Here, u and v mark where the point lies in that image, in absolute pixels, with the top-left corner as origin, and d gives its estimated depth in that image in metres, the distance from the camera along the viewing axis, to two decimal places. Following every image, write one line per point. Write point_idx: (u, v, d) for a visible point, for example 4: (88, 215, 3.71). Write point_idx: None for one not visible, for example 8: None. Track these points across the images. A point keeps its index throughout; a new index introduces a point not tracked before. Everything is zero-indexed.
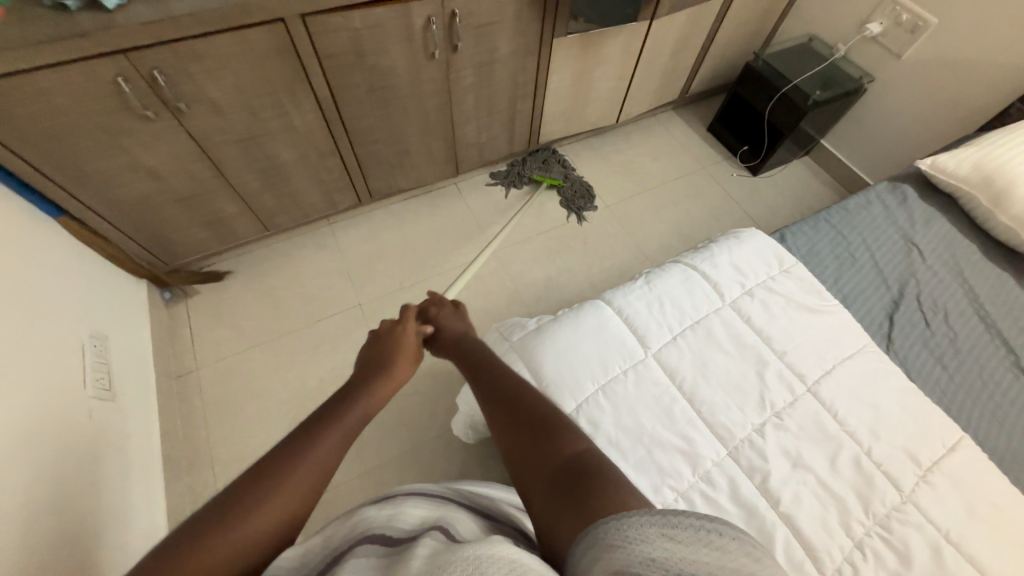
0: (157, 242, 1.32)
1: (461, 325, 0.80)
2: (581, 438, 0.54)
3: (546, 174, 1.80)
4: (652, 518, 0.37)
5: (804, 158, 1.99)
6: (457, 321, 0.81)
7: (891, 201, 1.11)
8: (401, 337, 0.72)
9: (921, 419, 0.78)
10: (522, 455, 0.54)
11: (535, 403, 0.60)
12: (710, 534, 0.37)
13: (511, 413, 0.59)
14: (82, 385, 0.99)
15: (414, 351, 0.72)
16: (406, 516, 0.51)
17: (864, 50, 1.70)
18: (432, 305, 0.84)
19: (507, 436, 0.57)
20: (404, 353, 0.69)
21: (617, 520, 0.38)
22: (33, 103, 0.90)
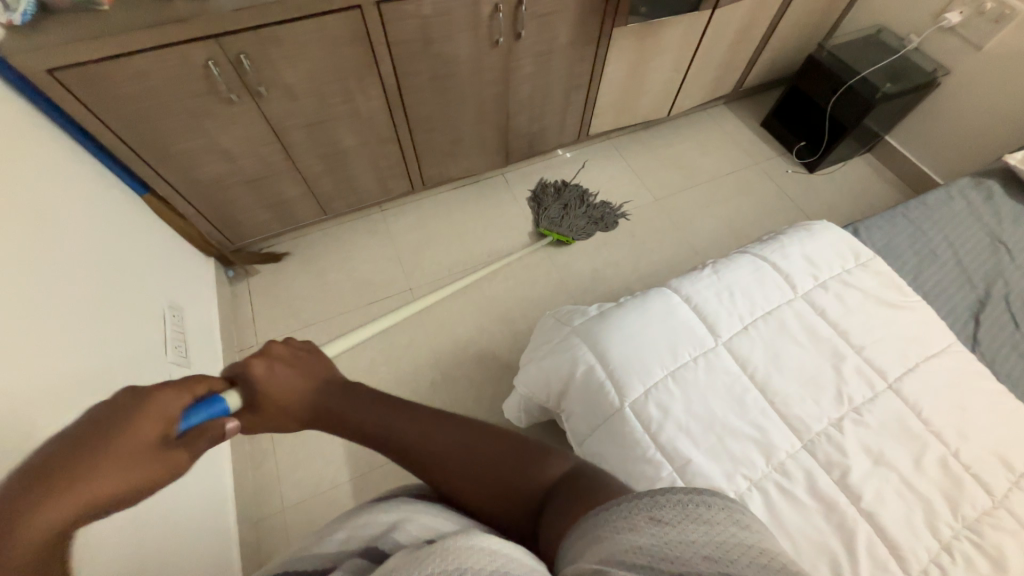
0: (227, 221, 1.39)
1: (302, 379, 0.56)
2: (556, 459, 0.52)
3: (554, 228, 1.62)
4: (639, 501, 0.37)
5: (865, 156, 1.91)
6: (291, 381, 0.56)
7: (974, 197, 1.06)
8: (126, 419, 0.41)
9: (1014, 423, 0.74)
10: (495, 490, 0.50)
11: (478, 444, 0.52)
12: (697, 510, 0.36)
13: (454, 456, 0.50)
14: (163, 351, 1.06)
15: (157, 442, 0.41)
16: (404, 528, 0.44)
17: (939, 41, 1.61)
18: (254, 361, 0.56)
19: (455, 482, 0.50)
20: (135, 444, 0.39)
21: (607, 512, 0.38)
22: (132, 85, 0.97)
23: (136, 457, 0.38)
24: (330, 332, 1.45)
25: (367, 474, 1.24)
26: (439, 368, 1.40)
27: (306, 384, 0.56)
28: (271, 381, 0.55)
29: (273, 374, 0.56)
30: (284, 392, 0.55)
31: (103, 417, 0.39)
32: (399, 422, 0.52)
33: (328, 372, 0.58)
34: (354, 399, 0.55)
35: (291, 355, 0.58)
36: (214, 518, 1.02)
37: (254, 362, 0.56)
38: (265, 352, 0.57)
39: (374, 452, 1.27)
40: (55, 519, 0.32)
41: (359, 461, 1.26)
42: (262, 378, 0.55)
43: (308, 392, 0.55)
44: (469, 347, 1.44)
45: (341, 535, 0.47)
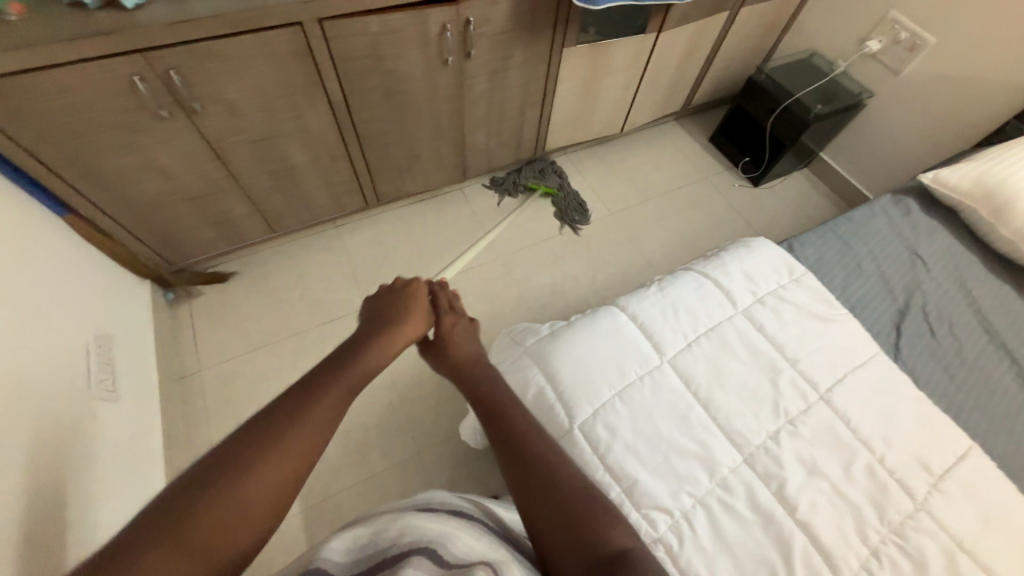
0: (164, 241, 1.31)
1: (473, 346, 0.82)
2: (623, 531, 0.57)
3: (540, 181, 1.80)
4: None
5: (803, 171, 2.03)
6: (468, 341, 0.83)
7: (894, 213, 1.14)
8: (404, 306, 0.78)
9: (932, 427, 0.79)
10: (560, 522, 0.57)
11: (568, 478, 0.62)
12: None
13: (545, 473, 0.62)
14: (86, 386, 0.97)
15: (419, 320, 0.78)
16: (455, 539, 0.53)
17: (864, 66, 1.74)
18: (448, 314, 0.85)
19: (534, 494, 0.60)
20: (397, 336, 0.73)
21: None
22: (49, 101, 0.90)
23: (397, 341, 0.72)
24: (279, 356, 1.38)
25: (319, 504, 1.18)
26: (396, 389, 1.36)
27: (473, 351, 0.82)
28: (450, 335, 0.82)
29: (456, 333, 0.83)
30: (457, 345, 0.82)
31: (386, 315, 0.76)
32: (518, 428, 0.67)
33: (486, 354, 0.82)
34: (495, 385, 0.75)
35: (465, 330, 0.84)
36: None
37: (449, 318, 0.84)
38: (458, 313, 0.87)
39: (327, 481, 1.22)
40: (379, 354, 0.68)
41: (310, 492, 1.20)
42: (446, 329, 0.83)
43: (473, 355, 0.81)
44: (426, 367, 1.41)
45: (390, 529, 0.55)
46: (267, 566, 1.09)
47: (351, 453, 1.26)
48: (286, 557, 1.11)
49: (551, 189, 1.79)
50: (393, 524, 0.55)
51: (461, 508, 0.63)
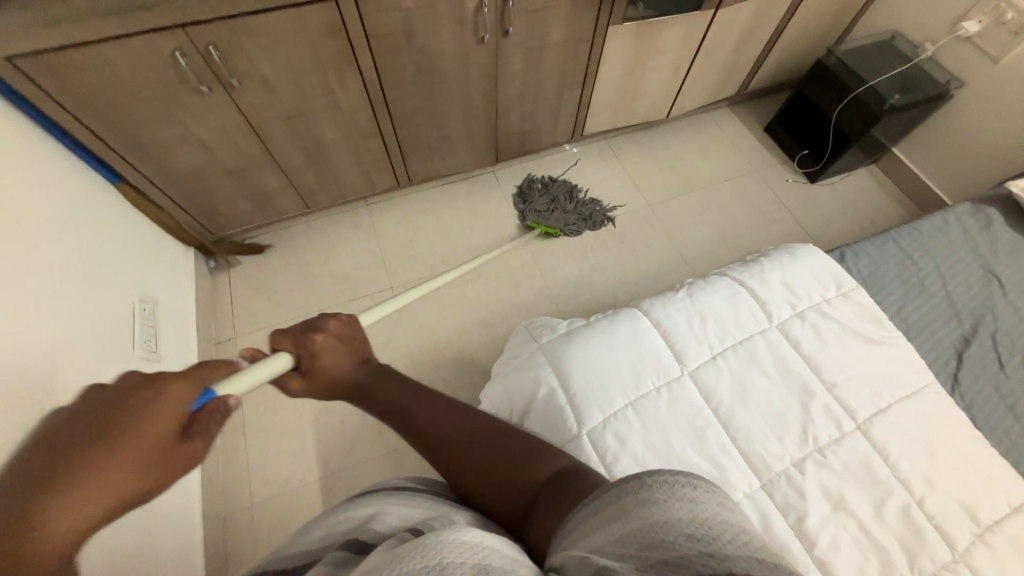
0: (206, 212, 1.36)
1: (348, 362, 0.63)
2: (553, 458, 0.55)
3: (542, 220, 1.61)
4: (632, 483, 0.39)
5: (869, 167, 1.84)
6: (342, 357, 0.63)
7: (971, 224, 1.01)
8: (128, 423, 0.40)
9: (984, 472, 0.71)
10: (497, 482, 0.54)
11: (483, 436, 0.57)
12: (681, 486, 0.38)
13: (462, 448, 0.56)
14: (131, 345, 1.05)
15: (167, 442, 0.41)
16: (381, 516, 0.51)
17: (955, 51, 1.53)
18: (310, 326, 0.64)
19: (464, 472, 0.55)
20: (141, 447, 0.39)
21: (600, 497, 0.40)
22: (98, 74, 0.94)
23: (135, 466, 0.38)
24: None
25: (336, 474, 1.24)
26: (415, 370, 1.39)
27: (352, 357, 0.63)
28: (318, 355, 0.61)
29: (330, 341, 0.62)
30: (329, 364, 0.62)
31: (111, 414, 0.40)
32: (420, 407, 0.59)
33: (371, 355, 0.65)
34: (392, 378, 0.62)
35: (342, 333, 0.64)
36: (178, 512, 1.02)
37: (315, 334, 0.62)
38: (322, 326, 0.64)
39: (345, 452, 1.27)
40: (64, 526, 0.33)
41: (330, 461, 1.25)
42: (313, 351, 0.61)
43: (353, 372, 0.62)
44: (446, 351, 1.42)
45: (317, 532, 0.53)
46: (287, 525, 1.16)
47: (369, 428, 1.30)
48: (305, 519, 1.17)
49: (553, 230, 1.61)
50: (320, 527, 0.53)
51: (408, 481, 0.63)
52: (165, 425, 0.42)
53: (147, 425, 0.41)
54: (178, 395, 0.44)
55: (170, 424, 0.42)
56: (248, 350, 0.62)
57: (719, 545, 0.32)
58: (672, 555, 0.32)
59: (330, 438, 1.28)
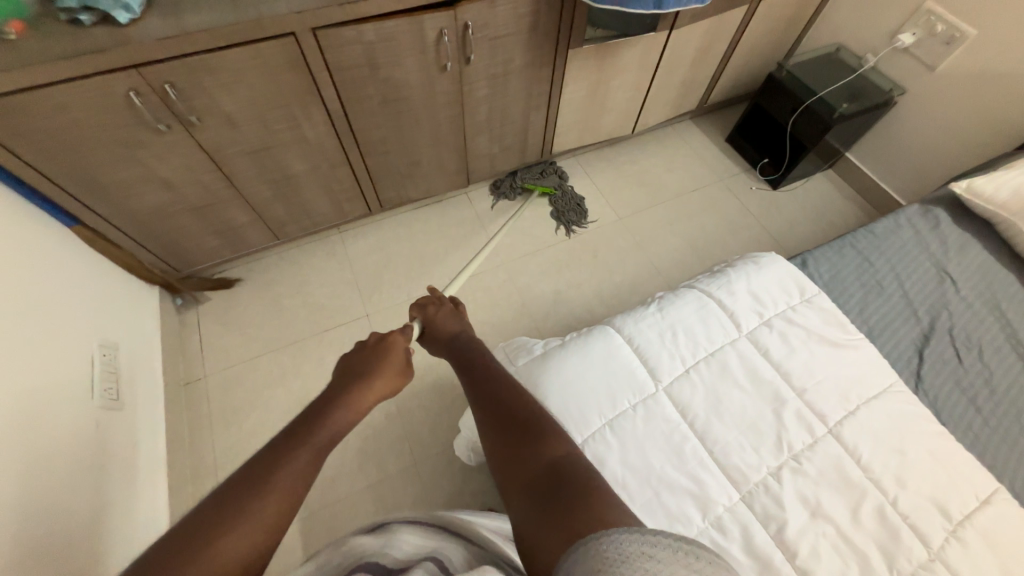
0: (170, 250, 1.33)
1: (458, 325, 0.80)
2: (563, 442, 0.55)
3: (538, 181, 1.75)
4: (636, 539, 0.38)
5: (827, 172, 1.92)
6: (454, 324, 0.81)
7: (922, 225, 1.05)
8: (382, 352, 0.68)
9: (953, 467, 0.73)
10: (503, 450, 0.56)
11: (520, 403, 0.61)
12: (688, 556, 0.37)
13: (490, 410, 0.61)
14: (91, 395, 1.00)
15: (399, 365, 0.69)
16: (396, 542, 0.55)
17: (895, 61, 1.62)
18: (431, 305, 0.84)
19: (484, 431, 0.60)
20: (390, 365, 0.67)
21: (598, 544, 0.39)
22: (49, 117, 0.91)
23: (385, 374, 0.65)
24: (282, 363, 1.39)
25: (315, 514, 1.19)
26: (394, 398, 1.36)
27: (463, 325, 0.80)
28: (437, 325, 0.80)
29: (445, 314, 0.82)
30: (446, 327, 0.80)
31: (376, 348, 0.69)
32: (486, 370, 0.67)
33: (472, 326, 0.80)
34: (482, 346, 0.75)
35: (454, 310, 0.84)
36: None
37: (434, 306, 0.83)
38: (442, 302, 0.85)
39: (325, 490, 1.22)
40: (367, 396, 0.61)
41: (308, 500, 1.20)
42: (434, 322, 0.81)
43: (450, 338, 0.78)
44: (426, 376, 1.40)
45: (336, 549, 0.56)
46: (266, 574, 1.11)
47: (349, 462, 1.26)
48: (283, 564, 1.12)
49: (549, 189, 1.74)
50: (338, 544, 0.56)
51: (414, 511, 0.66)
52: (398, 359, 0.69)
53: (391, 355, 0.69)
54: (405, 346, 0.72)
55: (400, 359, 0.69)
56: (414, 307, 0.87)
57: None
58: None
59: None
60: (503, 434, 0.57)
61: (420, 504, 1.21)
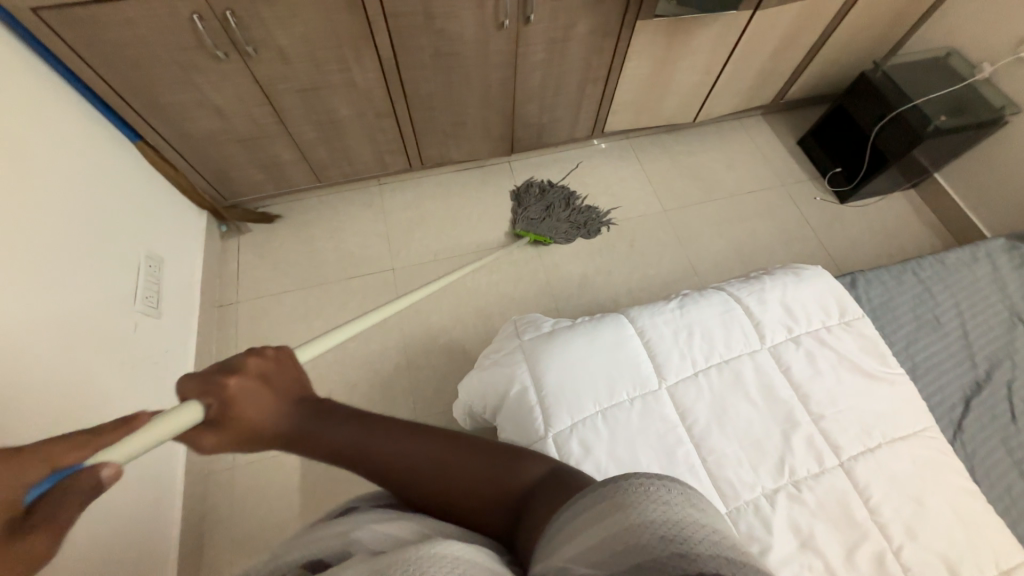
0: (219, 177, 1.39)
1: (267, 406, 0.51)
2: (530, 465, 0.52)
3: (531, 228, 1.55)
4: (610, 486, 0.37)
5: (907, 192, 1.73)
6: (255, 408, 0.50)
7: (1003, 262, 0.93)
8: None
9: (975, 528, 0.66)
10: (479, 497, 0.50)
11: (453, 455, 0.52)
12: (659, 489, 0.36)
13: (431, 472, 0.51)
14: (133, 300, 1.08)
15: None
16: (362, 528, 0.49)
17: (1016, 75, 1.41)
18: (225, 371, 0.52)
19: (434, 492, 0.51)
20: None
21: (578, 502, 0.38)
22: (119, 31, 0.96)
23: None
24: (308, 301, 1.45)
25: None
26: (406, 353, 1.39)
27: (275, 405, 0.51)
28: (233, 405, 0.50)
29: (249, 384, 0.51)
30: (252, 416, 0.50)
31: None
32: (376, 438, 0.52)
33: (296, 397, 0.53)
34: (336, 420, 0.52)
35: (264, 371, 0.53)
36: (160, 465, 1.06)
37: (229, 379, 0.50)
38: (238, 365, 0.52)
39: None
40: None
41: None
42: (231, 401, 0.50)
43: (275, 420, 0.50)
44: (439, 337, 1.42)
45: (313, 538, 0.52)
46: (266, 490, 1.19)
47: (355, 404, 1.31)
48: (283, 485, 1.20)
49: (542, 238, 1.56)
50: (316, 534, 0.52)
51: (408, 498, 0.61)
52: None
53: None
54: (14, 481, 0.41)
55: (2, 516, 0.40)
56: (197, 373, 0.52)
57: (692, 548, 0.31)
58: (647, 559, 0.31)
59: None
60: (463, 475, 0.52)
61: None
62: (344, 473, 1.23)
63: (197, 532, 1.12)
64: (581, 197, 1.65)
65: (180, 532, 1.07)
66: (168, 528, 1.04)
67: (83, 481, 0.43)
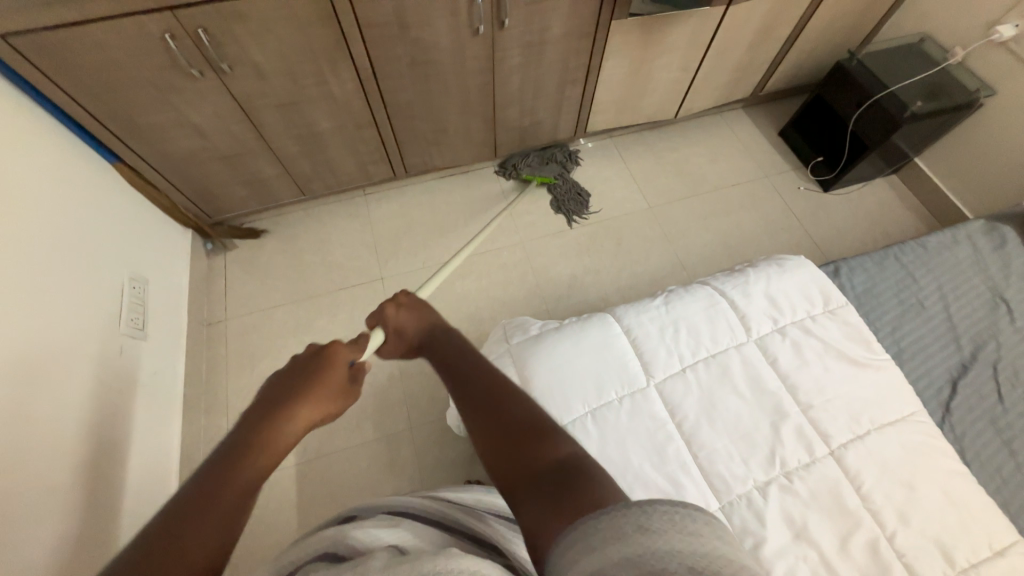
0: (202, 195, 1.38)
1: (421, 324, 0.71)
2: (563, 442, 0.49)
3: (537, 172, 1.67)
4: (633, 514, 0.34)
5: (889, 177, 1.74)
6: (413, 322, 0.72)
7: (983, 244, 0.94)
8: (320, 370, 0.59)
9: (967, 509, 0.66)
10: (503, 456, 0.49)
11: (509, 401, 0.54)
12: (685, 517, 0.34)
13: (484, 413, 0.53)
14: (117, 322, 1.07)
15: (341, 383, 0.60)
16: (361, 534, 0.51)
17: (988, 58, 1.43)
18: (391, 306, 0.74)
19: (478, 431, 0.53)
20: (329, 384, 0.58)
21: (596, 523, 0.35)
22: (91, 53, 0.95)
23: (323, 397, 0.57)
24: (298, 316, 1.44)
25: (312, 462, 1.24)
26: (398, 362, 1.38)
27: (420, 322, 0.71)
28: (396, 320, 0.73)
29: (404, 312, 0.72)
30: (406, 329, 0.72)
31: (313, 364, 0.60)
32: (469, 368, 0.60)
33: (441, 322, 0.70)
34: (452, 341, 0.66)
35: (412, 304, 0.74)
36: (153, 489, 1.04)
37: (390, 307, 0.74)
38: (396, 299, 0.75)
39: (324, 441, 1.27)
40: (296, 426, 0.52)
41: (307, 449, 1.26)
42: (394, 317, 0.73)
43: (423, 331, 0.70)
44: None
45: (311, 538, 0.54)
46: (262, 510, 1.18)
47: (349, 418, 1.30)
48: (278, 504, 1.19)
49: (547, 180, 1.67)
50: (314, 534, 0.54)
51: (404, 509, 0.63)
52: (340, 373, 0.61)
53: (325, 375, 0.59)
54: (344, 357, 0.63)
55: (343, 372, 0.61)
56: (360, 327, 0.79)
57: None
58: None
59: None
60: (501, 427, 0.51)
61: (411, 467, 1.24)
62: (341, 488, 1.21)
63: None
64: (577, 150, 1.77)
65: None
66: None
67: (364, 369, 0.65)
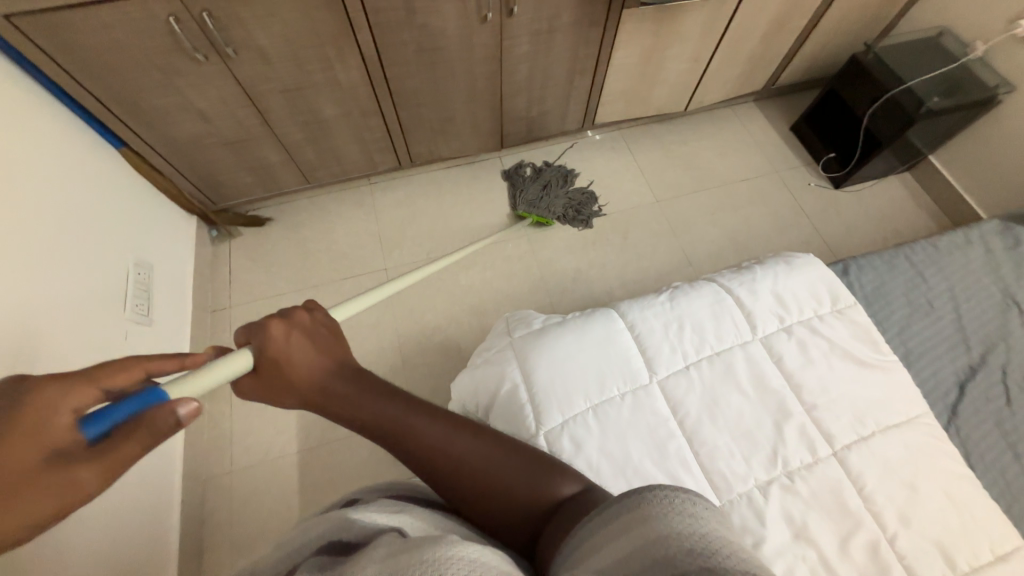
0: (207, 181, 1.38)
1: (323, 356, 0.53)
2: (562, 477, 0.51)
3: (535, 211, 1.56)
4: (633, 498, 0.37)
5: (902, 175, 1.71)
6: (309, 352, 0.53)
7: (996, 244, 0.92)
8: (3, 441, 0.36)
9: (970, 513, 0.66)
10: (501, 503, 0.50)
11: (484, 458, 0.52)
12: (685, 502, 0.36)
13: (464, 473, 0.51)
14: (123, 307, 1.08)
15: (42, 462, 0.37)
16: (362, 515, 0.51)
17: (1010, 53, 1.39)
18: (274, 328, 0.53)
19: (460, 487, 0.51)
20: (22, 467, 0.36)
21: (604, 512, 0.38)
22: (95, 36, 0.94)
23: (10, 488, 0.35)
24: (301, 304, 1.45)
25: (315, 449, 1.25)
26: (401, 352, 1.39)
27: (325, 357, 0.53)
28: (285, 347, 0.52)
29: (295, 339, 0.53)
30: (297, 363, 0.52)
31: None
32: (420, 423, 0.51)
33: (351, 356, 0.55)
34: (378, 385, 0.53)
35: (312, 326, 0.55)
36: (158, 472, 1.06)
37: (276, 330, 0.53)
38: (290, 315, 0.55)
39: (326, 428, 1.28)
40: None
41: (310, 436, 1.27)
42: (280, 346, 0.52)
43: (326, 367, 0.53)
44: (435, 336, 1.41)
45: (314, 523, 0.54)
46: (265, 494, 1.19)
47: None
48: (280, 489, 1.20)
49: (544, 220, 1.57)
50: (316, 519, 0.55)
51: (404, 492, 0.63)
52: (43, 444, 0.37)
53: (28, 434, 0.37)
54: (62, 404, 0.39)
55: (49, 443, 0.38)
56: (213, 347, 0.57)
57: (718, 562, 0.30)
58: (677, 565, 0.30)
59: (313, 412, 1.30)
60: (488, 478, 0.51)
61: None
62: (343, 475, 1.23)
63: (197, 537, 1.13)
64: (577, 174, 1.66)
65: (181, 538, 1.07)
66: (167, 535, 1.04)
67: (157, 416, 0.41)
